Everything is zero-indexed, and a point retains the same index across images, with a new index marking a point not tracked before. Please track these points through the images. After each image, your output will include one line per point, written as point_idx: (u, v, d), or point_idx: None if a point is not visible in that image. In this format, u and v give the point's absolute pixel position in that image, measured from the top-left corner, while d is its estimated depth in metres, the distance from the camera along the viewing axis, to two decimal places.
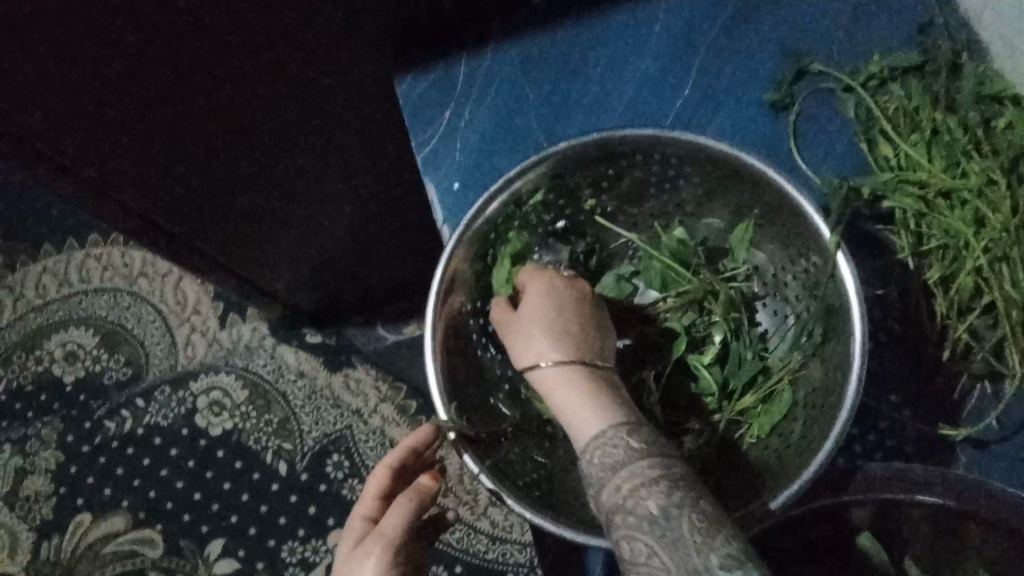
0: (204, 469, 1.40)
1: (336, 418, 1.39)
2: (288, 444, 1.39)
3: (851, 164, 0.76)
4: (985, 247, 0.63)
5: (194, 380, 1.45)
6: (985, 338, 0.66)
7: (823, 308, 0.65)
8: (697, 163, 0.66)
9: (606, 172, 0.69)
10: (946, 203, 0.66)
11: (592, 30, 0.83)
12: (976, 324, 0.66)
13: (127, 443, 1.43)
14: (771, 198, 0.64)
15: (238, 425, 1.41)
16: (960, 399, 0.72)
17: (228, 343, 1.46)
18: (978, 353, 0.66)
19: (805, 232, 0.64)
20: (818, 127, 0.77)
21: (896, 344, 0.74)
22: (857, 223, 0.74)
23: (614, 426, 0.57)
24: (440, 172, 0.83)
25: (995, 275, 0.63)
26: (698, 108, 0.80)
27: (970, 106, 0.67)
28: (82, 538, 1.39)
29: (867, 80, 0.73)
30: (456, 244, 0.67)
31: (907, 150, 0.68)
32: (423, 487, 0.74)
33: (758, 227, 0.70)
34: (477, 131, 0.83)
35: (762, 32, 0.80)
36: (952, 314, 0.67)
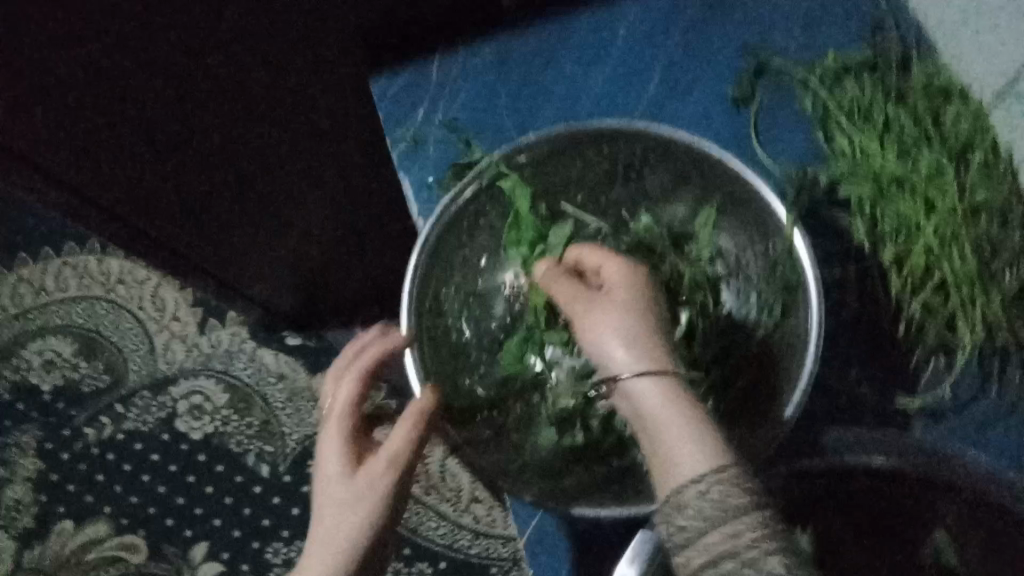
0: (186, 473, 1.40)
1: (318, 420, 1.40)
2: (270, 446, 1.40)
3: (809, 154, 0.80)
4: (934, 229, 0.70)
5: (175, 385, 1.46)
6: (937, 313, 0.72)
7: (780, 286, 0.67)
8: (663, 153, 0.70)
9: (577, 164, 0.73)
10: (898, 189, 0.72)
11: (561, 32, 0.88)
12: (928, 300, 0.72)
13: (108, 450, 1.43)
14: (728, 183, 0.68)
15: (219, 428, 1.42)
16: (916, 370, 0.75)
17: (208, 349, 1.47)
18: (932, 329, 0.72)
19: (761, 212, 0.67)
20: (776, 118, 0.81)
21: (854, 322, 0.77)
22: (815, 208, 0.78)
23: (718, 470, 0.53)
24: (412, 170, 0.86)
25: (942, 255, 0.69)
26: (661, 105, 0.84)
27: (919, 99, 0.75)
28: (64, 545, 1.39)
29: (822, 75, 0.78)
30: (431, 236, 0.72)
31: (860, 139, 0.74)
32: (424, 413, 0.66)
33: (717, 209, 0.71)
34: (448, 134, 0.87)
35: (725, 32, 0.84)
36: (905, 291, 0.73)
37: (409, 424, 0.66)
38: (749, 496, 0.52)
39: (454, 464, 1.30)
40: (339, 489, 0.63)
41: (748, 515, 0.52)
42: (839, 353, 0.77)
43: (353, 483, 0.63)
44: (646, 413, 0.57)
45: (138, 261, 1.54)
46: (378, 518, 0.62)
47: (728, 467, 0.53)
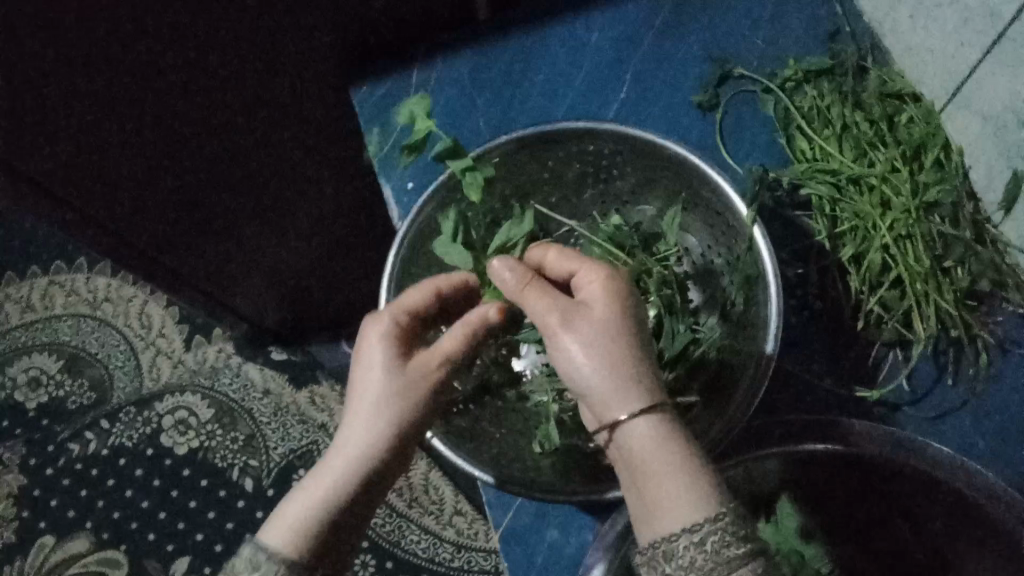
0: (170, 488, 1.40)
1: (302, 433, 1.40)
2: (254, 460, 1.40)
3: (772, 157, 0.84)
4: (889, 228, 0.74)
5: (160, 400, 1.46)
6: (894, 308, 0.76)
7: (741, 279, 0.70)
8: (629, 153, 0.73)
9: (549, 163, 0.76)
10: (855, 189, 0.76)
11: (532, 39, 0.90)
12: (885, 296, 0.75)
13: (91, 465, 1.43)
14: (691, 179, 0.71)
15: (204, 443, 1.42)
16: (875, 363, 0.78)
17: (195, 365, 1.48)
18: (889, 322, 0.76)
19: (723, 207, 0.70)
20: (740, 123, 0.85)
21: (815, 316, 0.80)
22: (777, 209, 0.81)
23: (714, 521, 0.53)
24: (392, 176, 0.90)
25: (897, 252, 0.74)
26: (633, 109, 0.87)
27: (874, 102, 0.78)
28: (45, 561, 1.38)
29: (783, 81, 0.82)
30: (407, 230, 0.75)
31: (819, 143, 0.77)
32: (484, 320, 0.69)
33: (688, 209, 0.76)
34: (425, 142, 0.90)
35: (689, 40, 0.87)
36: (864, 289, 0.77)
37: (465, 328, 0.69)
38: (746, 546, 0.53)
39: (438, 477, 1.31)
40: (391, 379, 0.67)
41: (743, 565, 0.53)
42: (807, 353, 0.79)
43: (400, 368, 0.68)
44: (642, 454, 0.57)
45: (125, 278, 1.55)
46: (418, 405, 0.67)
47: (726, 517, 0.54)
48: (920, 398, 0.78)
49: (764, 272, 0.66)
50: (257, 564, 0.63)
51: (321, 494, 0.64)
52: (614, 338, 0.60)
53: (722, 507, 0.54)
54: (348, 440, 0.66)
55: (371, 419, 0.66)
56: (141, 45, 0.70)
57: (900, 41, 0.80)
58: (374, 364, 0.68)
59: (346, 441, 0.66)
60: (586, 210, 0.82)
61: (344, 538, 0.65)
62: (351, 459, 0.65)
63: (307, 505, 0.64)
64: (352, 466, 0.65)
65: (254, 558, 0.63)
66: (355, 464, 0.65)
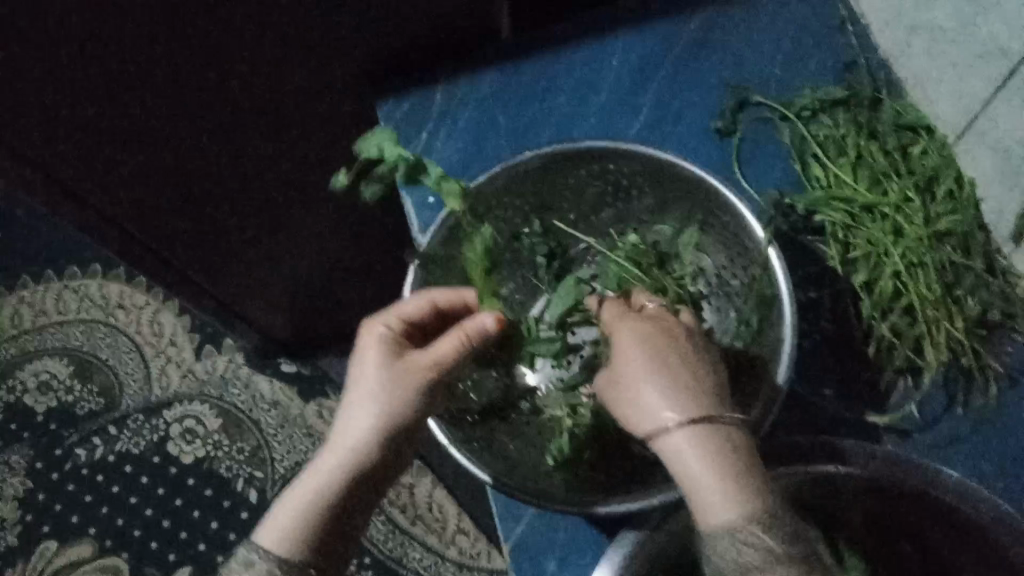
0: (174, 496, 1.40)
1: (308, 446, 1.41)
2: (259, 472, 1.40)
3: (788, 182, 0.85)
4: (902, 256, 0.75)
5: (168, 408, 1.47)
6: (906, 334, 0.76)
7: (757, 300, 0.73)
8: (647, 172, 0.75)
9: (570, 179, 0.78)
10: (869, 217, 0.77)
11: (556, 59, 0.92)
12: (896, 322, 0.76)
13: (97, 470, 1.44)
14: (707, 202, 0.74)
15: (209, 452, 1.42)
16: (884, 390, 0.79)
17: (205, 375, 1.49)
18: (900, 350, 0.77)
19: (738, 227, 0.73)
20: (758, 149, 0.86)
21: (827, 341, 0.81)
22: (794, 235, 0.82)
23: (762, 523, 0.58)
24: (413, 189, 0.91)
25: (910, 279, 0.75)
26: (653, 130, 0.89)
27: (888, 133, 0.81)
28: (46, 566, 1.39)
29: (800, 110, 0.83)
30: (430, 240, 0.78)
31: (834, 171, 0.79)
32: (479, 328, 0.70)
33: (704, 230, 0.78)
34: (448, 157, 0.92)
35: (709, 64, 0.89)
36: (875, 314, 0.77)
37: (459, 333, 0.70)
38: (793, 549, 0.58)
39: (442, 495, 1.31)
40: (380, 377, 0.69)
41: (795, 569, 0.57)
42: (818, 379, 0.80)
43: (391, 367, 0.69)
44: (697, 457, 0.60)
45: (139, 286, 1.56)
46: (408, 404, 0.68)
47: (768, 519, 0.58)
48: (928, 426, 0.78)
49: (780, 297, 0.69)
50: (250, 562, 0.63)
51: (314, 489, 0.66)
52: (681, 369, 0.64)
53: (769, 512, 0.58)
54: (340, 437, 0.68)
55: (361, 417, 0.68)
56: (161, 37, 0.73)
57: (915, 71, 0.82)
58: (365, 365, 0.70)
59: (338, 439, 0.68)
60: (604, 228, 0.83)
61: (339, 538, 0.66)
62: (344, 454, 0.67)
63: (298, 502, 0.65)
64: (344, 462, 0.67)
65: (247, 555, 0.64)
66: (347, 459, 0.67)
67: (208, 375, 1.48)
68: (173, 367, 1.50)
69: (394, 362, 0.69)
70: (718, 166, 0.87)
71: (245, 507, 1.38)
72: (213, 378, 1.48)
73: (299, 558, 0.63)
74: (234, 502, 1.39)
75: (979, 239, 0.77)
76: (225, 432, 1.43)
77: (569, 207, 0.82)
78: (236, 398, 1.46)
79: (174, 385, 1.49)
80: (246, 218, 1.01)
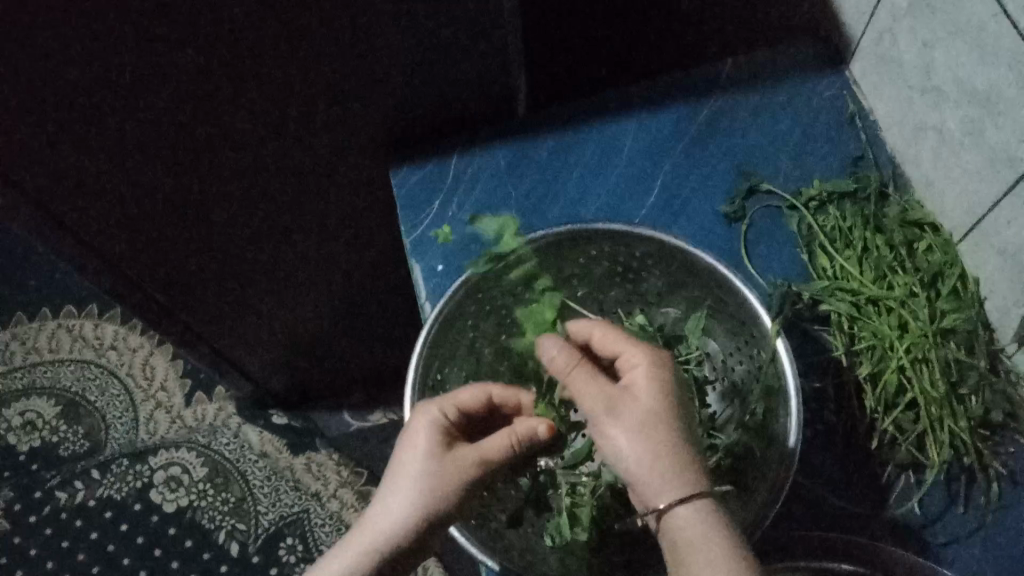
0: (153, 546, 1.37)
1: (294, 501, 1.37)
2: (242, 524, 1.37)
3: (794, 273, 0.86)
4: (906, 350, 0.76)
5: (154, 455, 1.45)
6: (909, 430, 0.77)
7: (761, 390, 0.73)
8: (659, 257, 0.77)
9: (583, 258, 0.80)
10: (874, 308, 0.79)
11: (570, 137, 0.94)
12: (900, 417, 0.77)
13: (76, 515, 1.41)
14: (717, 287, 0.75)
15: (193, 502, 1.40)
16: (885, 483, 0.78)
17: (194, 423, 1.47)
18: (903, 445, 0.77)
19: (750, 316, 0.74)
20: (766, 237, 0.88)
21: (829, 430, 0.81)
22: (799, 323, 0.84)
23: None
24: (424, 257, 0.91)
25: (914, 373, 0.75)
26: (663, 211, 0.90)
27: (895, 229, 0.82)
28: None
29: (808, 200, 0.86)
30: (437, 317, 0.77)
31: (841, 262, 0.81)
32: (531, 433, 0.72)
33: (711, 315, 0.80)
34: (460, 225, 0.92)
35: (721, 149, 0.91)
36: (879, 408, 0.78)
37: (511, 434, 0.71)
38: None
39: (427, 560, 1.28)
40: (432, 471, 0.69)
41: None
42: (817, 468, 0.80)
43: (441, 461, 0.69)
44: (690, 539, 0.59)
45: (134, 329, 1.56)
46: (453, 502, 0.69)
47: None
48: (931, 522, 0.77)
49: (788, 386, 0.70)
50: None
51: (345, 572, 0.68)
52: (657, 427, 0.61)
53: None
54: (377, 523, 0.69)
55: (400, 507, 0.68)
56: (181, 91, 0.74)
57: (917, 168, 0.85)
58: (414, 452, 0.70)
59: (374, 524, 0.69)
60: (611, 308, 0.85)
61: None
62: (380, 541, 0.68)
63: None
64: (378, 548, 0.68)
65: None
66: (381, 546, 0.68)
67: (198, 422, 1.47)
68: (161, 413, 1.49)
69: (443, 456, 0.70)
70: (727, 252, 0.88)
71: (224, 561, 1.35)
72: (203, 424, 1.47)
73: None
74: (213, 554, 1.35)
75: (984, 338, 0.77)
76: (210, 482, 1.41)
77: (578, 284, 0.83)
78: (224, 447, 1.44)
79: (161, 431, 1.47)
80: (252, 266, 1.02)
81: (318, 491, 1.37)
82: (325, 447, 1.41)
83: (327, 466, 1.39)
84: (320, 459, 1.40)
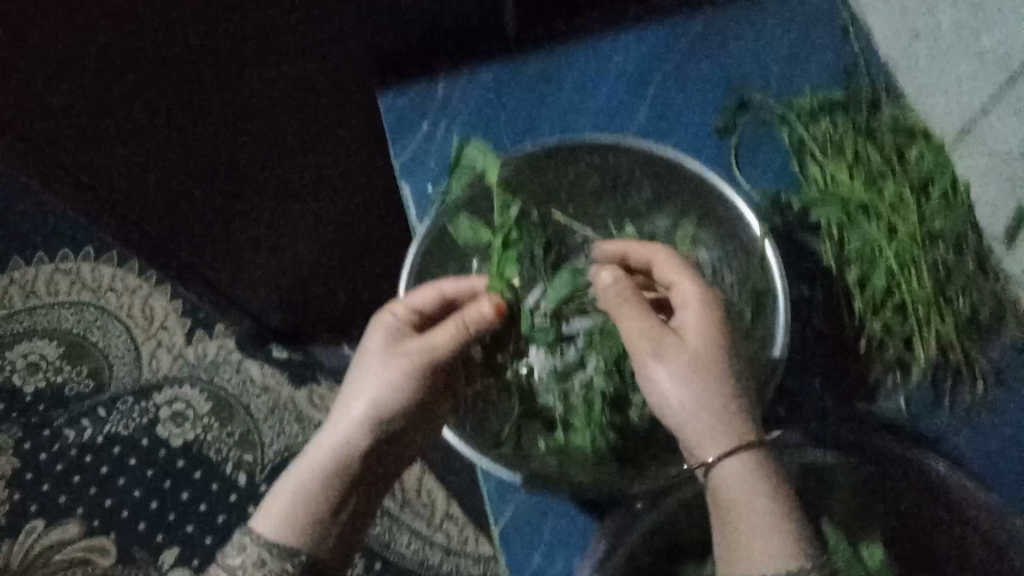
0: (163, 479, 1.40)
1: (299, 431, 1.41)
2: (250, 455, 1.40)
3: (783, 184, 0.89)
4: (895, 254, 0.77)
5: (158, 391, 1.47)
6: (897, 328, 0.79)
7: (751, 294, 0.79)
8: (648, 166, 0.81)
9: (576, 169, 0.84)
10: (865, 216, 0.78)
11: (557, 53, 0.93)
12: (887, 318, 0.79)
13: (86, 452, 1.44)
14: (707, 195, 0.80)
15: (200, 436, 1.43)
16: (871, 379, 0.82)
17: (196, 360, 1.49)
18: (891, 345, 0.80)
19: (740, 225, 0.79)
20: (754, 150, 0.89)
21: (819, 333, 0.84)
22: (789, 235, 0.86)
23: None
24: (412, 179, 0.93)
25: (903, 278, 0.76)
26: (653, 125, 0.92)
27: (887, 135, 0.83)
28: (32, 546, 1.38)
29: (799, 110, 0.85)
30: (425, 234, 0.82)
31: (830, 168, 0.80)
32: (479, 317, 0.76)
33: (699, 223, 0.83)
34: (447, 146, 0.94)
35: (711, 63, 0.91)
36: (867, 310, 0.79)
37: (461, 324, 0.76)
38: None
39: (431, 482, 1.33)
40: (374, 365, 0.77)
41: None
42: (804, 376, 0.83)
43: (395, 358, 0.77)
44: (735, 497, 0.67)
45: (130, 269, 1.56)
46: (406, 395, 0.77)
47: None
48: (914, 415, 0.82)
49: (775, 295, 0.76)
50: (243, 547, 0.73)
51: (309, 468, 0.76)
52: (703, 372, 0.69)
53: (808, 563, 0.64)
54: (336, 425, 0.77)
55: (353, 403, 0.77)
56: (181, 13, 0.72)
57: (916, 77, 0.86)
58: (368, 352, 0.79)
59: (335, 427, 0.77)
60: (601, 221, 0.88)
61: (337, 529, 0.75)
62: (341, 441, 0.76)
63: (297, 477, 0.75)
64: (340, 449, 0.76)
65: (241, 540, 0.73)
66: (344, 447, 0.76)
67: (201, 358, 1.49)
68: (163, 351, 1.50)
69: (396, 353, 0.77)
70: (716, 164, 0.90)
71: (233, 491, 1.39)
72: (206, 361, 1.49)
73: (292, 546, 0.72)
74: (222, 486, 1.39)
75: (970, 240, 0.80)
76: (214, 416, 1.44)
77: (564, 195, 0.86)
78: (227, 382, 1.46)
79: (163, 368, 1.49)
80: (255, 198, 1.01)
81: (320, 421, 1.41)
82: (325, 378, 1.43)
83: (328, 396, 1.42)
84: (320, 389, 1.43)
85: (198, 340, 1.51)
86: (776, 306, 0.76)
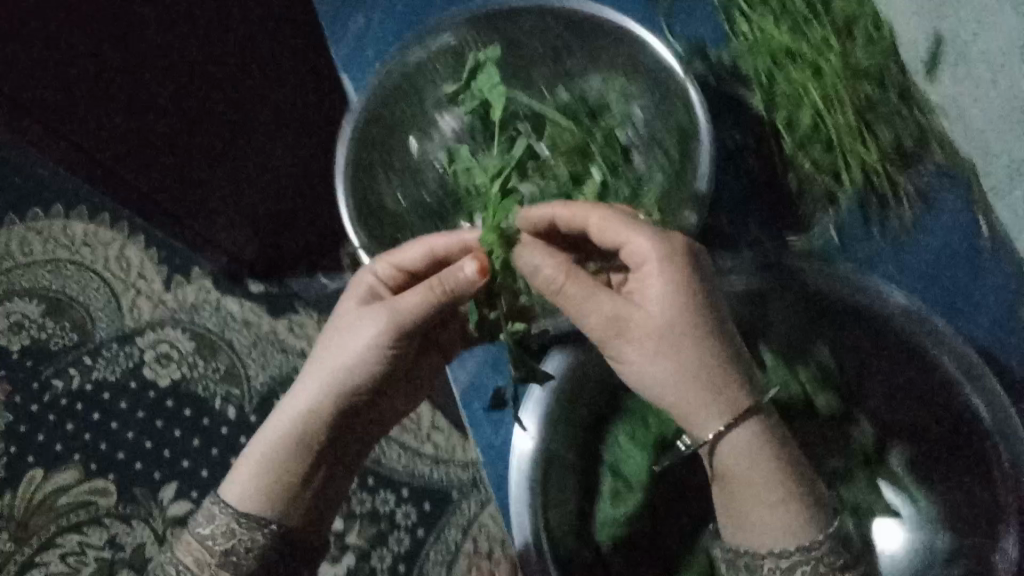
0: (155, 418, 1.44)
1: (281, 362, 1.43)
2: (236, 389, 1.43)
3: (712, 38, 0.92)
4: (820, 93, 0.81)
5: (141, 336, 1.49)
6: (825, 161, 0.83)
7: (680, 136, 0.83)
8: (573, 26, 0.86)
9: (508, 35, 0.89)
10: (790, 60, 0.83)
11: None
12: (815, 154, 0.83)
13: (76, 399, 1.46)
14: (631, 48, 0.84)
15: (186, 374, 1.45)
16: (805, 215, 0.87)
17: (177, 304, 1.50)
18: (820, 179, 0.84)
19: (660, 64, 0.83)
20: (685, 8, 0.93)
21: (754, 175, 0.89)
22: (722, 88, 0.91)
23: (807, 551, 0.70)
24: (354, 67, 1.01)
25: (827, 113, 0.81)
26: None
27: None
28: (34, 493, 1.42)
29: None
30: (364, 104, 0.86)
31: (753, 18, 0.85)
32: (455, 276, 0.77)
33: (630, 79, 0.87)
34: (382, 34, 1.01)
35: None
36: (796, 148, 0.84)
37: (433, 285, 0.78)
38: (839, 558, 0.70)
39: None
40: (349, 324, 0.83)
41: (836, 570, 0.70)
42: (745, 225, 0.88)
43: (358, 324, 0.82)
44: (748, 483, 0.72)
45: (101, 222, 1.56)
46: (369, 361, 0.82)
47: (821, 548, 0.70)
48: (846, 248, 0.86)
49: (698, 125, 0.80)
50: (212, 514, 0.82)
51: (287, 419, 0.84)
52: (688, 343, 0.71)
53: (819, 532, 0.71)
54: (299, 393, 0.84)
55: (328, 361, 0.83)
56: None
57: None
58: (346, 308, 0.84)
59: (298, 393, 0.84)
60: (535, 84, 0.90)
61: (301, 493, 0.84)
62: (304, 411, 0.83)
63: (276, 427, 0.84)
64: (303, 418, 0.83)
65: (208, 509, 0.82)
66: (307, 414, 0.83)
67: (181, 300, 1.50)
68: (142, 298, 1.52)
69: (362, 318, 0.82)
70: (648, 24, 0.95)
71: (223, 424, 1.42)
72: (186, 302, 1.50)
73: (259, 514, 0.81)
74: (213, 420, 1.42)
75: (895, 73, 0.81)
76: (198, 353, 1.46)
77: (499, 62, 0.91)
78: (209, 321, 1.48)
79: (144, 313, 1.51)
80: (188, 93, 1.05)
81: (302, 348, 1.43)
82: (303, 307, 1.45)
83: (308, 324, 1.44)
84: (299, 318, 1.45)
85: (176, 285, 1.52)
86: (701, 136, 0.80)
